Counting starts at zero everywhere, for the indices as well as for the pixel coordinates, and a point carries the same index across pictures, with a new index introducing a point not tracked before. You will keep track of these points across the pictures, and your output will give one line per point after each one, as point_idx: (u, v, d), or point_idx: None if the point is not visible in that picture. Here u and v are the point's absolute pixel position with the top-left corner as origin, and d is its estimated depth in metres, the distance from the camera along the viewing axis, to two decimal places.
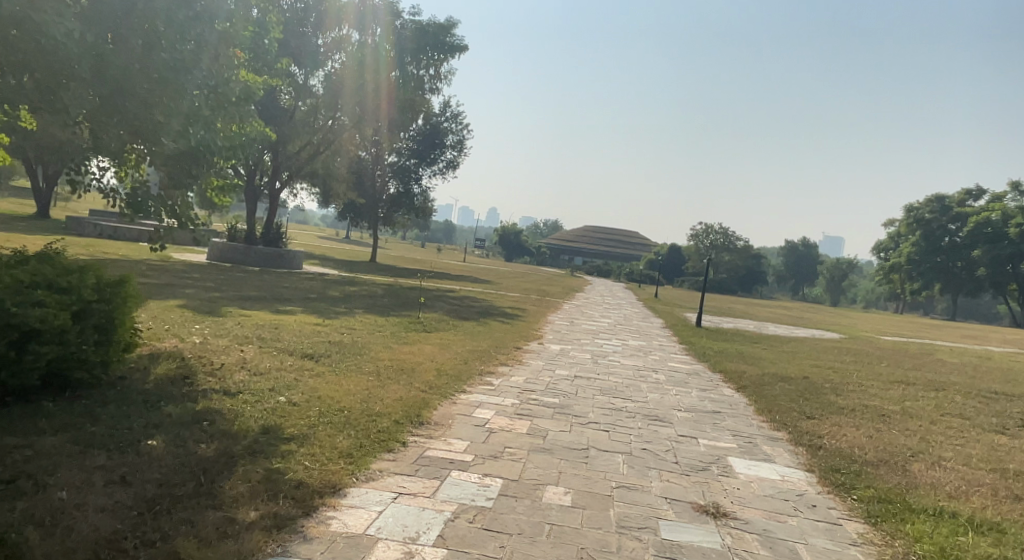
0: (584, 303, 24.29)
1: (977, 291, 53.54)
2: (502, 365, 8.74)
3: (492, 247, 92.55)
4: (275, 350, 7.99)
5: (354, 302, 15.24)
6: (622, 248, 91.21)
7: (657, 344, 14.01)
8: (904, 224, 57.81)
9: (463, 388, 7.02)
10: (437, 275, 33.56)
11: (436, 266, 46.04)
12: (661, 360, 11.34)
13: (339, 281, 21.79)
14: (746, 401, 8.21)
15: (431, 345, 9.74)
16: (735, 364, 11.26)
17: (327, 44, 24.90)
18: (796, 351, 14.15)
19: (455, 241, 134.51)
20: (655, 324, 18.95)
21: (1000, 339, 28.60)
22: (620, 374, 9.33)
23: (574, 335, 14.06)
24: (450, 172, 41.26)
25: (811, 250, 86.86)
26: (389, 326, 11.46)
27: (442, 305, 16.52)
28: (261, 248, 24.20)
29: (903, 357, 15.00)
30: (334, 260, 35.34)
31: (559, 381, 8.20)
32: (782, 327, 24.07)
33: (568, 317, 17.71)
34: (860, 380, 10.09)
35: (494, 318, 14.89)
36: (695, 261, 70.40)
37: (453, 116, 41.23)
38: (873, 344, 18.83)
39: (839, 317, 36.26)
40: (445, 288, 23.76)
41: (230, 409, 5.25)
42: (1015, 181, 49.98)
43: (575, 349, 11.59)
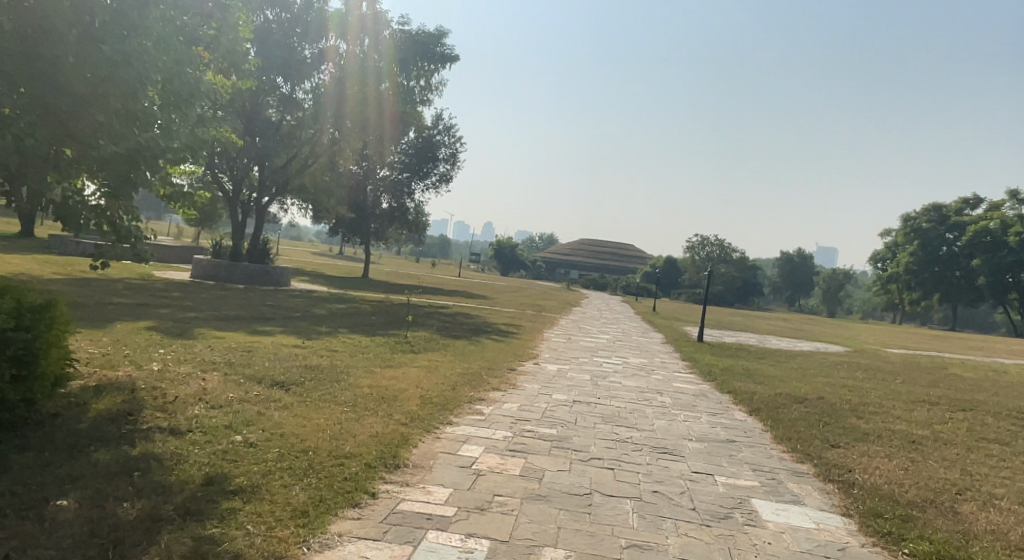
0: (580, 318, 23.58)
1: (976, 301, 53.05)
2: (494, 390, 7.97)
3: (487, 261, 91.82)
4: (243, 379, 7.23)
5: (340, 321, 14.47)
6: (618, 261, 90.67)
7: (660, 361, 13.27)
8: (901, 233, 57.40)
9: (449, 419, 6.25)
10: (431, 291, 32.86)
11: (430, 282, 45.32)
12: (665, 379, 10.60)
13: (327, 298, 21.04)
14: (762, 427, 7.48)
15: (417, 368, 8.97)
16: (744, 384, 10.54)
17: (314, 56, 24.43)
18: (805, 367, 13.44)
19: (450, 255, 133.83)
20: (655, 339, 18.22)
21: (1007, 350, 27.97)
22: (622, 397, 8.57)
23: (572, 353, 13.32)
24: (444, 186, 40.76)
25: (808, 261, 86.48)
26: (374, 347, 10.68)
27: (433, 322, 15.75)
28: (246, 265, 23.45)
29: (918, 372, 14.28)
30: (324, 276, 34.61)
31: (557, 407, 7.45)
32: (786, 340, 23.40)
33: (565, 334, 16.99)
34: (880, 401, 9.38)
35: (487, 336, 14.13)
36: (692, 273, 69.83)
37: (446, 129, 40.81)
38: (882, 357, 18.12)
39: (839, 329, 35.62)
40: (437, 304, 23.00)
41: (173, 454, 4.51)
42: (1013, 190, 49.74)
43: (573, 368, 10.84)
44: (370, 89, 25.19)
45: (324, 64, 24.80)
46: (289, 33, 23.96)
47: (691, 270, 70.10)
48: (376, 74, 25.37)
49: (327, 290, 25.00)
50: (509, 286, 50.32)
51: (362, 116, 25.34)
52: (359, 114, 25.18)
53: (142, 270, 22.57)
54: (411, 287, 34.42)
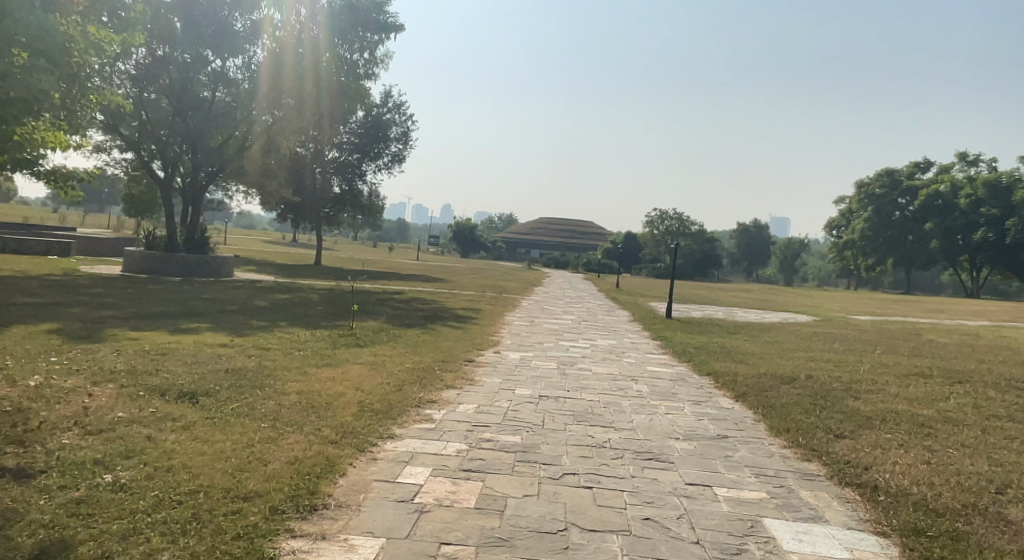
0: (542, 298, 22.64)
1: (928, 264, 54.00)
2: (448, 389, 6.89)
3: (447, 244, 90.33)
4: (143, 391, 6.02)
5: (281, 313, 13.17)
6: (577, 238, 90.10)
7: (630, 342, 12.38)
8: (855, 200, 57.79)
9: (390, 430, 5.16)
10: (386, 276, 31.50)
11: (386, 266, 43.87)
12: (638, 363, 9.68)
13: (272, 288, 19.60)
14: (752, 416, 6.60)
15: (359, 367, 7.82)
16: (722, 364, 9.71)
17: (247, 29, 22.83)
18: (780, 341, 12.73)
19: (410, 239, 131.69)
20: (622, 317, 17.38)
21: (965, 312, 28.08)
22: (595, 389, 7.59)
23: (536, 337, 12.35)
24: (396, 167, 39.28)
25: (764, 231, 87.37)
26: (313, 343, 9.47)
27: (385, 310, 14.57)
28: (183, 256, 21.83)
29: (894, 340, 13.72)
30: (273, 265, 32.89)
31: (522, 406, 6.42)
32: (751, 312, 22.87)
33: (527, 316, 16.02)
34: (870, 376, 8.63)
35: (443, 323, 13.05)
36: (652, 248, 69.70)
37: (395, 106, 39.32)
38: (853, 325, 17.62)
39: (800, 297, 35.54)
40: (391, 289, 21.77)
41: (6, 510, 3.36)
42: (962, 152, 50.60)
43: (537, 356, 9.85)
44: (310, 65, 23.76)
45: (261, 38, 23.21)
46: (219, 4, 22.08)
47: (651, 244, 69.93)
48: (315, 46, 23.92)
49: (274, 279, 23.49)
50: (470, 268, 49.12)
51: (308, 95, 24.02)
52: (303, 93, 23.83)
53: (67, 265, 20.74)
54: (365, 272, 32.97)
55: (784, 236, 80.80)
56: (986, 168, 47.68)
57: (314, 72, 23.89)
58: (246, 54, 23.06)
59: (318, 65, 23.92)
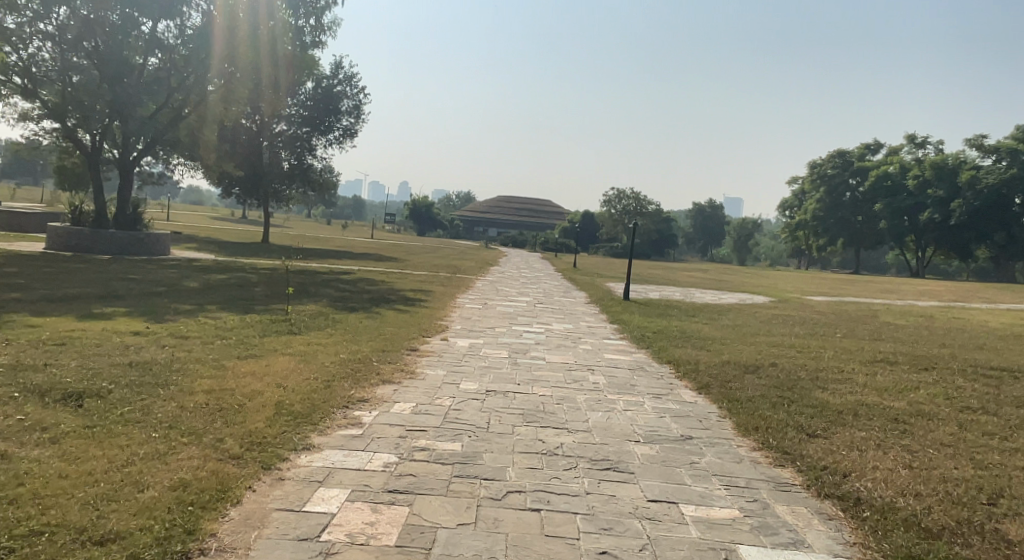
0: (498, 279, 21.95)
1: (876, 245, 55.15)
2: (384, 385, 6.16)
3: (403, 221, 88.65)
4: (19, 392, 5.13)
5: (212, 296, 12.16)
6: (536, 218, 89.46)
7: (586, 327, 11.81)
8: (808, 180, 58.48)
9: (305, 439, 4.42)
10: (335, 254, 30.32)
11: (338, 245, 42.47)
12: (595, 351, 9.10)
13: (209, 267, 18.40)
14: (717, 411, 6.08)
15: (286, 359, 7.03)
16: (683, 350, 9.21)
17: None
18: (739, 324, 12.35)
19: (365, 217, 129.02)
20: (578, 299, 16.84)
21: (915, 292, 28.45)
22: (548, 381, 6.97)
23: (488, 322, 11.66)
24: (348, 142, 37.93)
25: (719, 211, 88.27)
26: (241, 330, 8.59)
27: (328, 292, 13.66)
28: (112, 234, 20.40)
29: (852, 323, 13.50)
30: (215, 243, 31.33)
31: (465, 404, 5.74)
32: (708, 293, 22.60)
33: (480, 298, 15.32)
34: (835, 364, 8.22)
35: (390, 306, 12.25)
36: (610, 228, 69.62)
37: (346, 78, 37.85)
38: (810, 307, 17.49)
39: (754, 277, 35.71)
40: (338, 269, 20.75)
41: None
42: (911, 134, 51.50)
43: (488, 343, 9.18)
44: (256, 30, 22.27)
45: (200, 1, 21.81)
46: None
47: (609, 224, 69.79)
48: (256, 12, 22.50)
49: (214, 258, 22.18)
50: (425, 247, 48.05)
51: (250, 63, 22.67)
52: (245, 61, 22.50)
53: None
54: (314, 251, 31.68)
55: (738, 216, 81.80)
56: (933, 150, 48.68)
57: (256, 40, 22.41)
58: (183, 18, 21.66)
59: (260, 32, 22.36)
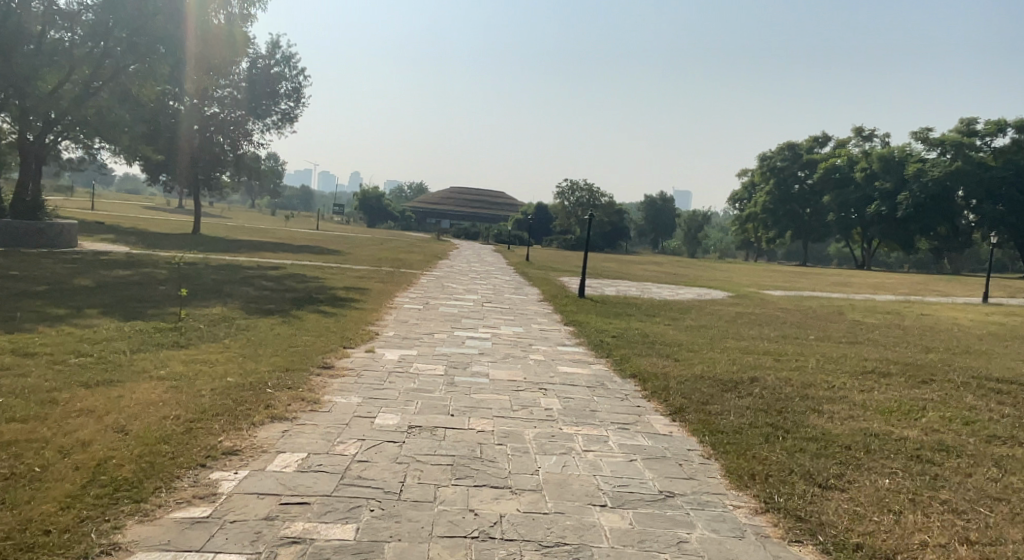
0: (445, 274, 20.50)
1: (823, 237, 55.60)
2: (270, 424, 4.67)
3: (351, 213, 86.12)
4: None
5: (101, 297, 10.36)
6: (488, 209, 87.98)
7: (538, 331, 10.53)
8: (758, 172, 58.45)
9: (111, 534, 2.95)
10: (271, 247, 28.29)
11: (279, 237, 40.25)
12: (547, 363, 7.77)
13: (116, 262, 16.40)
14: (700, 448, 4.84)
15: (150, 385, 5.45)
16: (648, 359, 7.99)
17: None
18: (704, 325, 11.23)
19: (314, 206, 125.49)
20: (530, 296, 15.53)
21: (868, 284, 28.20)
22: (488, 409, 5.58)
23: (426, 326, 10.21)
24: (287, 127, 35.76)
25: (670, 204, 88.57)
26: (111, 344, 6.93)
27: (244, 292, 11.96)
28: (6, 224, 18.14)
29: (821, 321, 12.59)
30: (137, 234, 28.93)
31: (376, 451, 4.31)
32: (665, 288, 21.66)
33: (421, 296, 13.90)
34: (822, 377, 7.08)
35: (314, 307, 10.71)
36: (562, 219, 68.65)
37: (284, 58, 35.60)
38: (773, 302, 16.62)
39: (708, 270, 35.19)
40: (268, 263, 18.95)
41: None
42: (858, 127, 51.91)
43: (422, 354, 7.77)
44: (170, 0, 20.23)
45: None
46: None
47: (562, 215, 68.76)
48: None
49: (129, 251, 20.07)
50: (373, 239, 46.15)
51: (178, 41, 20.56)
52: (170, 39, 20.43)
53: None
54: (249, 243, 29.55)
55: (689, 208, 82.03)
56: (879, 143, 49.11)
57: (174, 12, 20.32)
58: None
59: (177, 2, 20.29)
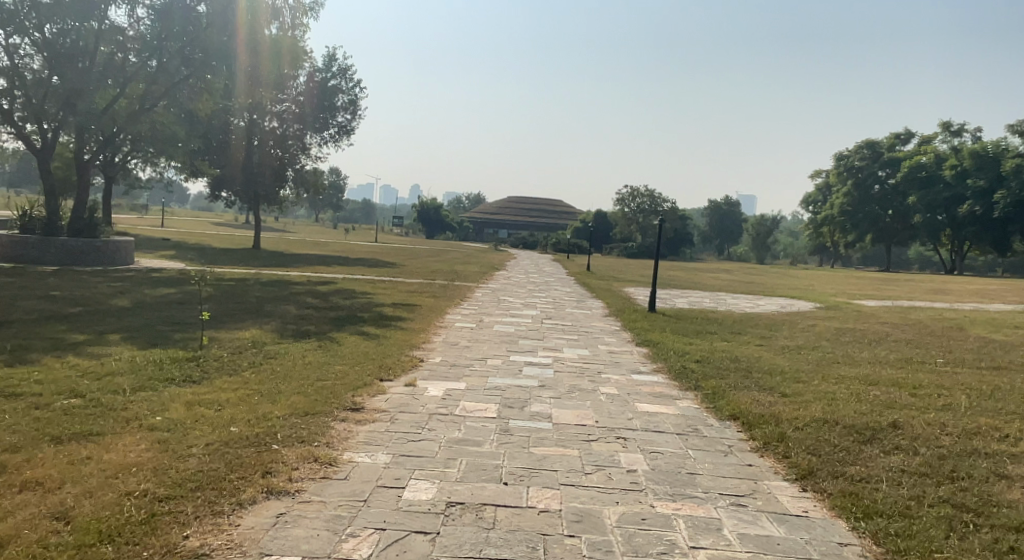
0: (502, 287, 19.32)
1: (907, 240, 51.78)
2: (264, 502, 3.52)
3: (411, 224, 86.43)
4: None
5: (131, 320, 9.60)
6: (547, 218, 86.69)
7: (608, 354, 9.14)
8: (833, 173, 55.00)
9: None
10: (326, 260, 27.84)
11: (338, 249, 40.09)
12: (622, 400, 6.35)
13: (165, 279, 15.92)
14: (858, 544, 3.40)
15: (134, 438, 4.43)
16: (749, 394, 6.50)
17: None
18: (803, 346, 9.56)
19: (376, 218, 127.21)
20: (594, 311, 14.09)
21: (970, 291, 25.48)
22: (554, 472, 4.26)
23: (479, 349, 8.94)
24: (344, 139, 35.58)
25: (736, 208, 85.24)
26: (114, 379, 5.98)
27: (285, 312, 11.04)
28: (62, 241, 18.03)
29: (943, 339, 10.69)
30: (197, 249, 29.07)
31: (399, 552, 3.07)
32: (742, 299, 19.82)
33: (475, 313, 12.70)
34: (988, 421, 5.44)
35: (355, 328, 9.67)
36: (623, 226, 66.77)
37: (340, 70, 35.42)
38: (875, 316, 14.62)
39: (785, 278, 32.88)
40: (319, 278, 18.23)
41: None
42: (946, 121, 48.12)
43: (472, 388, 6.53)
44: (221, 10, 19.83)
45: None
46: None
47: (622, 223, 66.81)
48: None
49: (183, 267, 19.75)
50: (431, 250, 45.51)
51: (231, 51, 20.09)
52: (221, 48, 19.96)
53: None
54: (307, 257, 29.28)
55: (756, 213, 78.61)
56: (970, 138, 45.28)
57: (227, 22, 19.89)
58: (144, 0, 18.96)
59: (230, 12, 19.88)
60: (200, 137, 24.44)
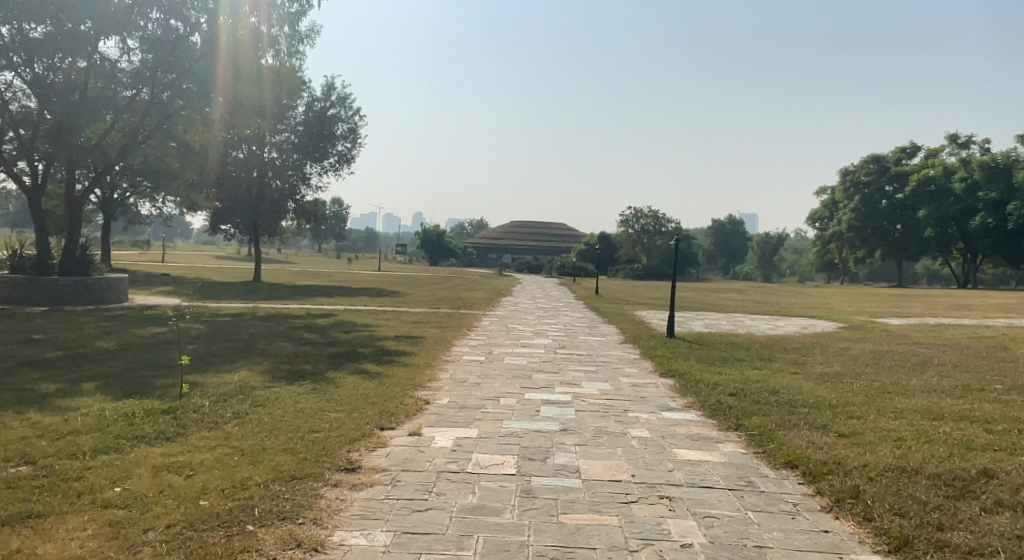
0: (510, 313, 18.57)
1: (918, 255, 50.97)
2: None
3: (414, 251, 85.96)
4: None
5: (111, 364, 8.83)
6: (551, 242, 86.11)
7: (631, 388, 8.33)
8: (840, 189, 54.43)
9: None
10: (329, 291, 27.18)
11: (341, 279, 39.44)
12: (658, 446, 5.56)
13: (157, 317, 15.20)
14: None
15: (84, 519, 3.67)
16: (801, 435, 5.71)
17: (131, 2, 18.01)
18: (844, 373, 8.76)
19: (379, 247, 126.82)
20: (609, 338, 13.29)
21: (993, 306, 24.67)
22: (593, 551, 3.47)
23: (490, 386, 8.14)
24: (344, 168, 35.15)
25: (740, 227, 84.69)
26: (75, 440, 5.22)
27: (279, 350, 10.28)
28: (53, 280, 17.37)
29: (992, 360, 9.87)
30: (197, 284, 28.45)
31: None
32: (760, 320, 19.01)
33: (484, 344, 11.90)
34: None
35: (355, 366, 8.91)
36: (627, 247, 66.13)
37: (339, 99, 35.07)
38: (907, 335, 13.80)
39: (798, 296, 32.03)
40: (318, 311, 17.48)
41: None
42: (953, 134, 47.59)
43: (485, 436, 5.73)
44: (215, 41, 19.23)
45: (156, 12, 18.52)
46: None
47: (627, 244, 66.21)
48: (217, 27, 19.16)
49: (179, 304, 19.05)
50: (434, 278, 44.77)
51: (228, 83, 19.59)
52: (218, 80, 19.48)
53: None
54: (309, 288, 28.63)
55: (761, 231, 77.96)
56: (978, 150, 44.73)
57: (223, 53, 19.37)
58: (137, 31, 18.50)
59: (226, 43, 19.33)
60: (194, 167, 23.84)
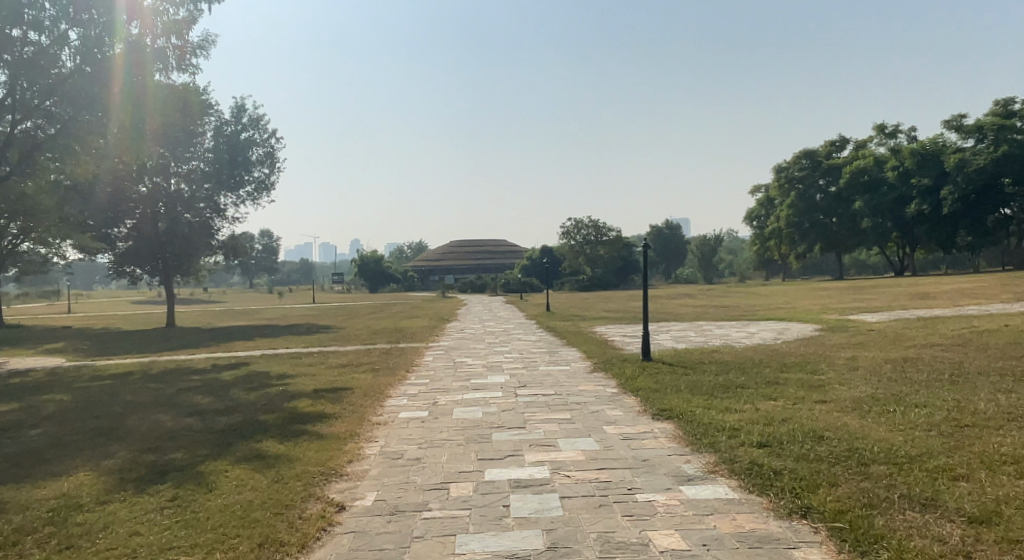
0: (456, 344, 16.27)
1: (857, 246, 51.36)
2: None
3: (352, 279, 82.52)
4: None
5: None
6: (493, 260, 84.16)
7: (626, 445, 6.17)
8: (775, 186, 54.68)
9: None
10: (249, 332, 24.27)
11: (270, 316, 36.24)
12: None
13: (19, 387, 12.24)
14: None
15: None
16: (912, 523, 3.79)
17: None
18: (885, 397, 6.94)
19: (317, 279, 122.30)
20: (577, 368, 11.15)
21: (954, 292, 23.85)
22: None
23: (435, 462, 5.86)
24: (263, 196, 32.26)
25: (678, 230, 84.86)
26: None
27: (152, 428, 7.73)
28: None
29: None
30: (95, 336, 25.06)
31: None
32: (731, 328, 17.31)
33: (425, 391, 9.56)
34: None
35: (248, 448, 6.46)
36: (570, 259, 64.81)
37: (251, 119, 32.20)
38: (907, 334, 12.22)
39: (755, 297, 30.89)
40: (229, 360, 14.74)
41: None
42: (880, 124, 48.25)
43: None
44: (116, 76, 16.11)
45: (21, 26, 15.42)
46: None
47: (569, 256, 64.90)
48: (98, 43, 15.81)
49: (61, 365, 15.96)
50: (373, 306, 41.92)
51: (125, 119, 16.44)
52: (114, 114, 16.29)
53: None
54: (229, 330, 25.68)
55: (699, 234, 78.08)
56: (907, 138, 45.36)
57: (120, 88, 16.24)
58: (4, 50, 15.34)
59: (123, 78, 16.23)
60: (62, 202, 20.30)
